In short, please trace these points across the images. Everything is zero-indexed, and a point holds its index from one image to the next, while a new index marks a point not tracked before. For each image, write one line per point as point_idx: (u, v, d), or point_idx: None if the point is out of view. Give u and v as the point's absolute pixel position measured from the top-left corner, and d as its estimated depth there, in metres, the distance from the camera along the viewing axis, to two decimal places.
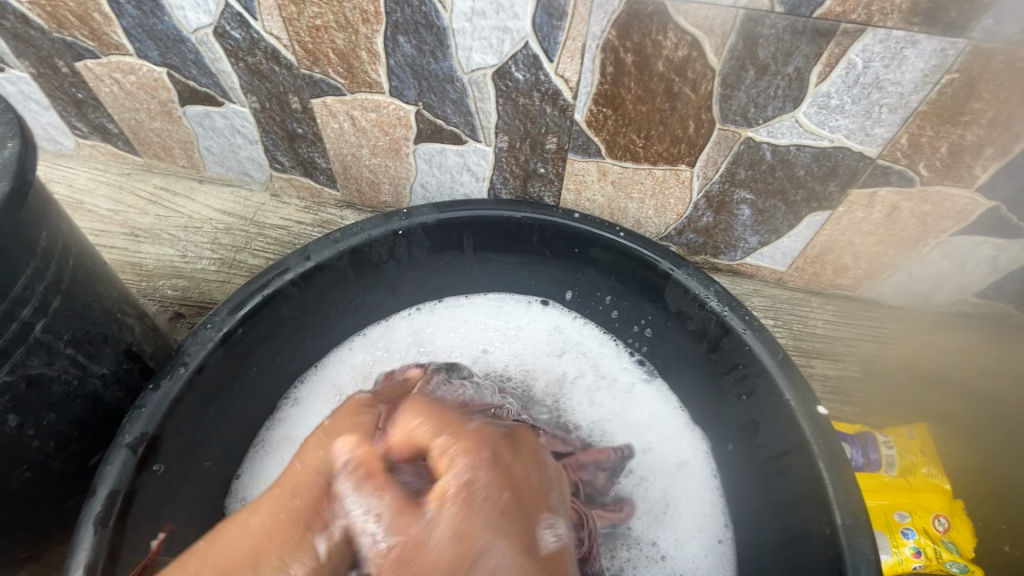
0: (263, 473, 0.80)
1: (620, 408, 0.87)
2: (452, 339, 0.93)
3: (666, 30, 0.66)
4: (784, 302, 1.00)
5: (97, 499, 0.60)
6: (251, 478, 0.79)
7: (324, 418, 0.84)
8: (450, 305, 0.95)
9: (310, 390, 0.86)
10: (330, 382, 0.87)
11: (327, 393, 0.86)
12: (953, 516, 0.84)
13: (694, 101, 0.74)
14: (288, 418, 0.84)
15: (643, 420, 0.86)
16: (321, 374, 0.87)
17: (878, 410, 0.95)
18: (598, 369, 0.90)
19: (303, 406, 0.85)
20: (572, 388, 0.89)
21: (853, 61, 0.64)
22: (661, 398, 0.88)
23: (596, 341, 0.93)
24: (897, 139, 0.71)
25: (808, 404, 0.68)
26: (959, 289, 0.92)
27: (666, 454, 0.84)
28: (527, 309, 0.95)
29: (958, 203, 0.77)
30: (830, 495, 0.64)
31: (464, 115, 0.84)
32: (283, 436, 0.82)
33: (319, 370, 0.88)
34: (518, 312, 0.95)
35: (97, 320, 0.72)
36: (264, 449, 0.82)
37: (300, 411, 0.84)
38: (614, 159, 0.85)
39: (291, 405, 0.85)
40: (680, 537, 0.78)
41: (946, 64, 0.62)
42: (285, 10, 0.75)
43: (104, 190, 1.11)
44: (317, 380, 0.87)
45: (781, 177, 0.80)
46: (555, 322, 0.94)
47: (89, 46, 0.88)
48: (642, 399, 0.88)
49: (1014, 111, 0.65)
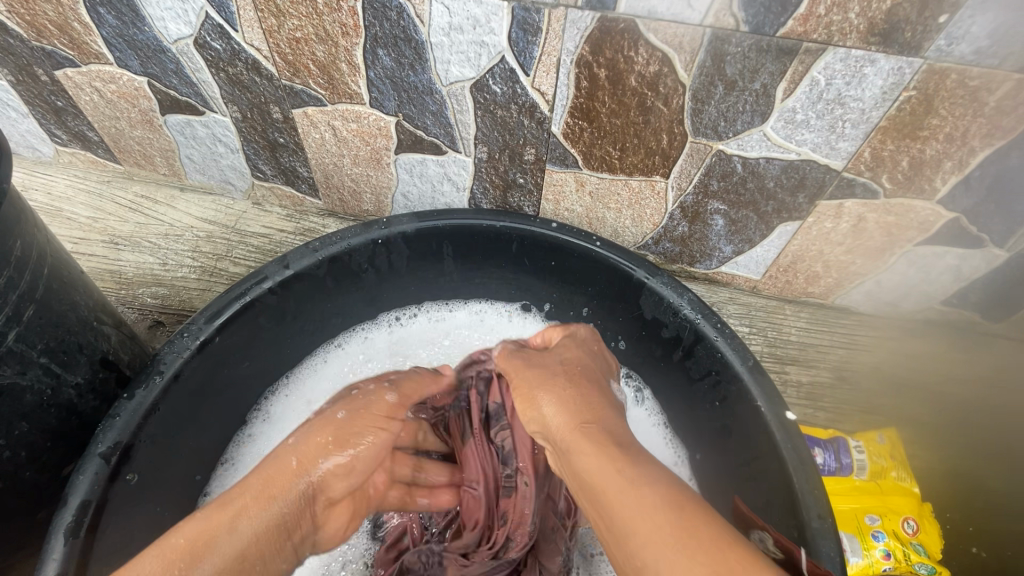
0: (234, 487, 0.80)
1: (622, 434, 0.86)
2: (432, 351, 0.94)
3: (637, 46, 0.68)
4: (759, 310, 1.03)
5: (69, 508, 0.60)
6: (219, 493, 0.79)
7: None
8: (435, 319, 0.96)
9: (287, 403, 0.86)
10: (304, 397, 0.87)
11: (302, 408, 0.86)
12: (921, 519, 0.85)
13: (667, 115, 0.76)
14: (257, 434, 0.83)
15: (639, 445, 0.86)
16: (295, 388, 0.87)
17: (851, 416, 0.96)
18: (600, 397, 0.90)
19: (274, 422, 0.84)
20: None
21: (816, 78, 0.67)
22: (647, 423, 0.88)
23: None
24: (861, 152, 0.74)
25: (778, 410, 0.70)
26: (925, 297, 0.95)
27: None
28: (509, 321, 0.96)
29: (921, 214, 0.80)
30: (798, 498, 0.65)
31: (444, 127, 0.85)
32: (256, 450, 0.82)
33: (292, 384, 0.87)
34: (501, 325, 0.96)
35: (72, 329, 0.72)
36: (231, 466, 0.81)
37: (275, 426, 0.84)
38: (591, 170, 0.87)
39: (261, 420, 0.84)
40: None
41: (903, 82, 0.65)
42: (266, 22, 0.76)
43: (84, 198, 1.11)
44: (289, 395, 0.87)
45: (752, 189, 0.83)
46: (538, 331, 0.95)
47: (69, 55, 0.89)
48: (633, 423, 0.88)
49: (970, 127, 0.68)
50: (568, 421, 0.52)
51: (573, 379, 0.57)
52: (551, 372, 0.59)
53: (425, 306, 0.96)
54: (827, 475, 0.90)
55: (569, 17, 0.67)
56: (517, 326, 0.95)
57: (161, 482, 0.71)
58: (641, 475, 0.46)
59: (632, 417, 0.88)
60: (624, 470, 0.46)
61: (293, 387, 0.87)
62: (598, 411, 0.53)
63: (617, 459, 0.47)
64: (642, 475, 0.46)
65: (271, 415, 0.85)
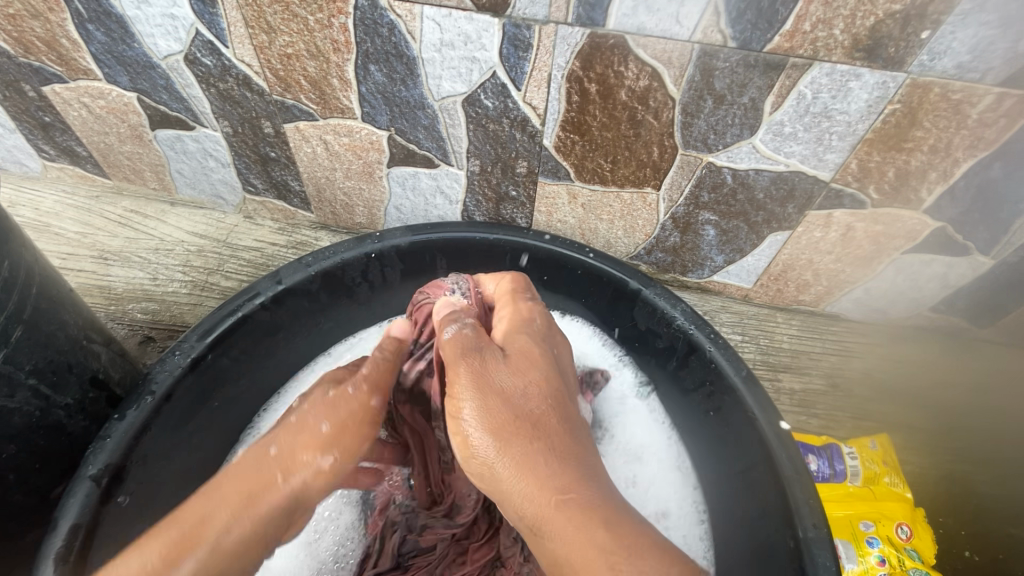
0: None
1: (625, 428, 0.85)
2: None
3: (627, 61, 0.69)
4: (751, 317, 1.04)
5: (59, 532, 0.59)
6: None
7: None
8: None
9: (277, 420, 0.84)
10: None
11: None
12: (914, 524, 0.85)
13: (657, 128, 0.76)
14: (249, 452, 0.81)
15: (638, 440, 0.85)
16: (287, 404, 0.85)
17: (843, 422, 0.97)
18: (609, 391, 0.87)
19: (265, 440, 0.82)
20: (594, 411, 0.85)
21: (803, 92, 0.68)
22: (648, 421, 0.86)
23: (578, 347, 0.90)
24: (848, 164, 0.75)
25: (772, 420, 0.70)
26: (913, 304, 0.96)
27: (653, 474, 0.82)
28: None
29: (908, 223, 0.81)
30: (793, 508, 0.65)
31: (436, 140, 0.86)
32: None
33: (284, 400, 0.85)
34: None
35: (61, 349, 0.71)
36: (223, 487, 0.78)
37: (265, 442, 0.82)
38: (584, 182, 0.87)
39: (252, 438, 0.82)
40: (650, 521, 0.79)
41: (888, 96, 0.66)
42: (257, 38, 0.76)
43: (72, 213, 1.09)
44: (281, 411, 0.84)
45: (742, 200, 0.84)
46: None
47: (57, 71, 0.88)
48: (633, 416, 0.86)
49: (953, 139, 0.69)
50: (539, 491, 0.50)
51: (539, 424, 0.53)
52: (518, 415, 0.53)
53: None
54: (821, 481, 0.91)
55: (559, 33, 0.68)
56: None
57: (152, 503, 0.70)
58: (638, 571, 0.47)
59: (635, 411, 0.86)
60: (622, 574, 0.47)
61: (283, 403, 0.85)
62: (575, 477, 0.51)
63: (613, 557, 0.47)
64: (635, 570, 0.47)
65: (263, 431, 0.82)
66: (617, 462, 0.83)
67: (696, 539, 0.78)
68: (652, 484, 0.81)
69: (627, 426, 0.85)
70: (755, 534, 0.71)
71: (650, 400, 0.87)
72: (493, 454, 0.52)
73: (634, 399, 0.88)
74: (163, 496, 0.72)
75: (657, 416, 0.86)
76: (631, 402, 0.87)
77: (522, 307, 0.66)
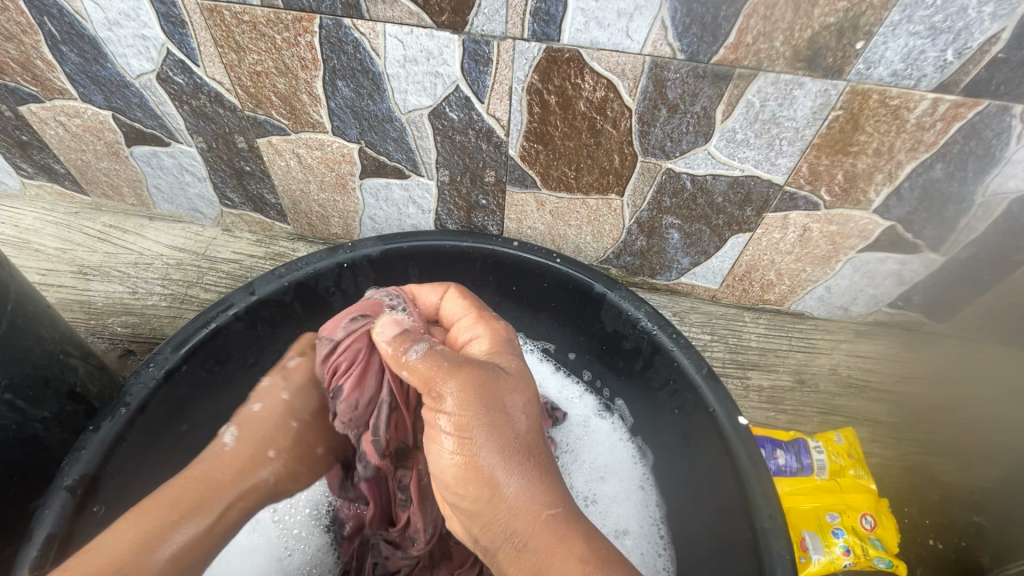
0: None
1: (587, 449, 0.90)
2: None
3: (583, 74, 0.72)
4: (719, 318, 1.07)
5: (35, 542, 0.60)
6: None
7: None
8: None
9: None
10: None
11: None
12: (879, 514, 0.88)
13: (616, 137, 0.79)
14: None
15: (601, 457, 0.89)
16: None
17: (811, 418, 1.00)
18: (570, 416, 0.93)
19: None
20: (558, 434, 0.90)
21: (751, 100, 0.71)
22: (612, 438, 0.91)
23: (540, 378, 0.96)
24: (799, 167, 0.78)
25: (731, 415, 0.73)
26: (873, 301, 1.00)
27: (618, 485, 0.87)
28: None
29: (860, 223, 0.85)
30: (751, 501, 0.68)
31: (405, 152, 0.88)
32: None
33: None
34: None
35: (37, 364, 0.72)
36: None
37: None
38: (550, 190, 0.90)
39: None
40: (618, 531, 0.83)
41: (831, 102, 0.69)
42: (226, 57, 0.78)
43: (51, 229, 1.11)
44: None
45: (702, 204, 0.87)
46: None
47: (32, 91, 0.90)
48: (597, 434, 0.91)
49: (895, 142, 0.72)
50: (528, 506, 0.49)
51: (532, 446, 0.51)
52: (515, 433, 0.51)
53: None
54: (790, 475, 0.92)
55: (516, 48, 0.70)
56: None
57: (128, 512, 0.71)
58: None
59: (598, 431, 0.91)
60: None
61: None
62: (558, 491, 0.51)
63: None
64: None
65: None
66: (578, 478, 0.87)
67: (654, 556, 0.81)
68: (613, 502, 0.85)
69: (591, 446, 0.90)
70: (718, 527, 0.73)
71: (611, 417, 0.92)
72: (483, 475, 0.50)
73: (596, 419, 0.93)
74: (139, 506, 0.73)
75: (619, 434, 0.91)
76: (594, 423, 0.92)
77: (494, 328, 0.61)
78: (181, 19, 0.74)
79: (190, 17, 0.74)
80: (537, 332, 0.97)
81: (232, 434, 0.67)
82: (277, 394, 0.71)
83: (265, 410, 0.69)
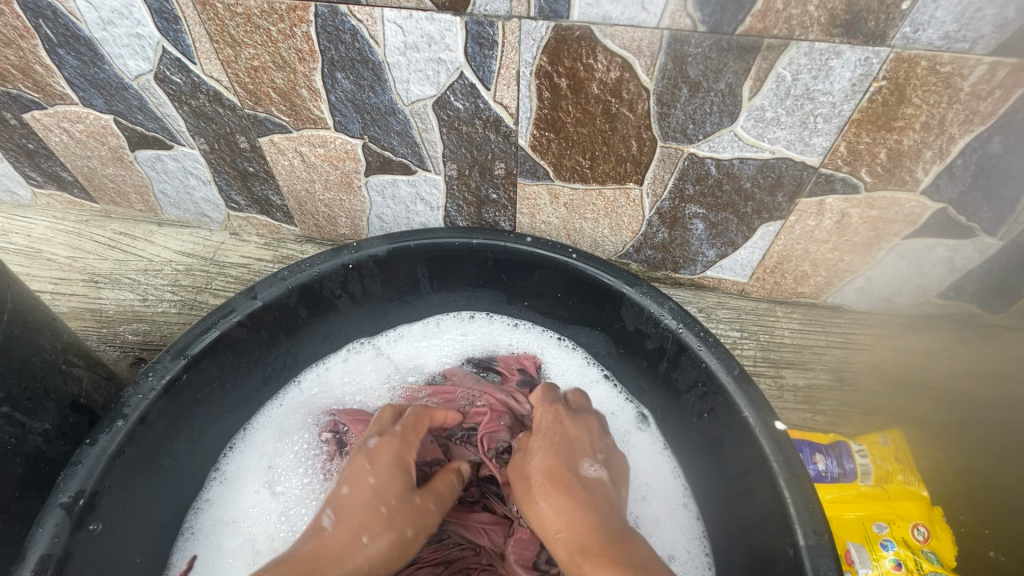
0: (194, 565, 0.74)
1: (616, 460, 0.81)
2: (423, 359, 0.91)
3: (595, 53, 0.67)
4: (749, 313, 1.00)
5: (28, 564, 0.58)
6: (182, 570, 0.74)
7: (256, 496, 0.78)
8: (429, 330, 0.94)
9: (242, 461, 0.81)
10: (259, 453, 0.82)
11: (258, 466, 0.81)
12: (932, 524, 0.80)
13: (633, 121, 0.74)
14: (216, 496, 0.79)
15: (636, 472, 0.80)
16: (251, 442, 0.83)
17: (852, 419, 0.92)
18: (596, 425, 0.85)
19: (230, 481, 0.80)
20: None
21: (782, 74, 0.64)
22: (648, 451, 0.82)
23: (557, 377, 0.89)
24: (836, 147, 0.71)
25: (767, 420, 0.67)
26: (920, 291, 0.92)
27: (662, 500, 0.78)
28: (510, 331, 0.93)
29: (906, 206, 0.77)
30: (791, 514, 0.61)
31: (411, 146, 0.84)
32: (214, 515, 0.77)
33: (250, 433, 0.83)
34: (496, 334, 0.93)
35: (37, 375, 0.69)
36: (193, 536, 0.76)
37: (230, 486, 0.79)
38: (564, 181, 0.85)
39: (218, 482, 0.80)
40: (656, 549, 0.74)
41: (872, 72, 0.63)
42: (222, 53, 0.75)
43: (62, 238, 1.10)
44: (246, 448, 0.82)
45: (728, 191, 0.81)
46: (533, 342, 0.92)
47: (35, 98, 0.89)
48: (633, 448, 0.82)
49: (946, 114, 0.65)
50: (548, 488, 0.63)
51: (558, 453, 0.66)
52: (559, 451, 0.67)
53: (413, 324, 0.94)
54: (831, 482, 0.86)
55: (523, 28, 0.66)
56: (521, 337, 0.93)
57: (129, 528, 0.69)
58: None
59: (634, 442, 0.83)
60: (602, 567, 0.53)
61: (249, 439, 0.83)
62: (574, 484, 0.63)
63: (607, 552, 0.55)
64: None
65: (229, 473, 0.80)
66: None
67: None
68: (655, 525, 0.76)
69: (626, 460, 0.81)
70: (755, 540, 0.67)
71: (648, 428, 0.84)
72: (542, 487, 0.63)
73: (635, 433, 0.84)
74: (141, 522, 0.70)
75: (659, 448, 0.82)
76: (634, 437, 0.83)
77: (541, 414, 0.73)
78: (174, 15, 0.72)
79: (183, 12, 0.71)
80: (566, 337, 0.92)
81: (330, 515, 0.61)
82: (364, 476, 0.64)
83: (350, 493, 0.63)
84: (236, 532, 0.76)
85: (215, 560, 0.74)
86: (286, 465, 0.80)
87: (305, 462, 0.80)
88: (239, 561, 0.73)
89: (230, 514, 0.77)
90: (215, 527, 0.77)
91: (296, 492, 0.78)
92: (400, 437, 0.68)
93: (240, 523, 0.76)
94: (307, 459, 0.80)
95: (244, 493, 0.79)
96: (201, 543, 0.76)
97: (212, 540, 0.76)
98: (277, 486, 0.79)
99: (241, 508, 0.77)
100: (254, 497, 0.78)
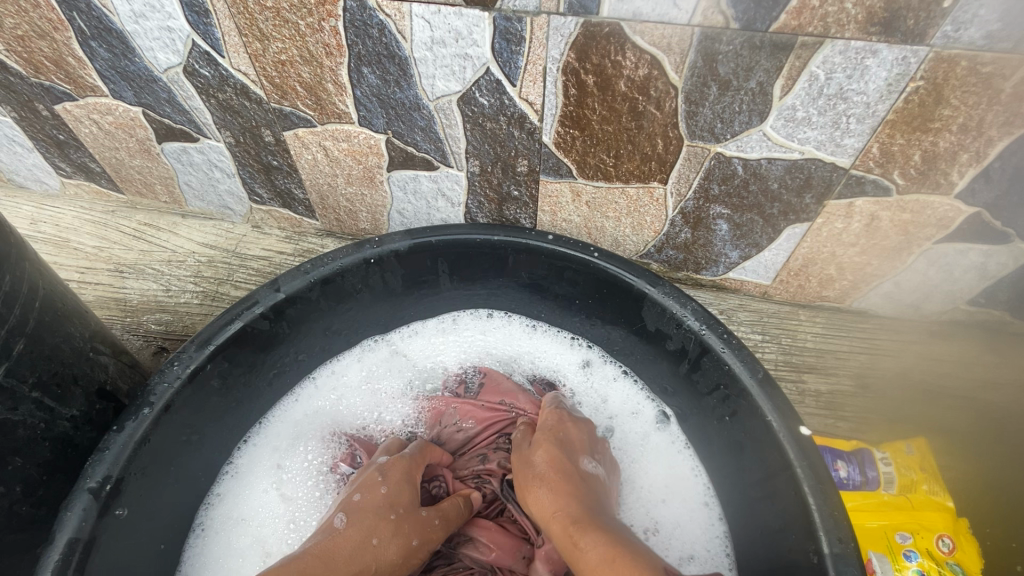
0: (205, 561, 0.75)
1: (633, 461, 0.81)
2: (439, 358, 0.92)
3: (624, 50, 0.66)
4: (771, 316, 0.98)
5: (57, 545, 0.59)
6: (191, 565, 0.75)
7: (268, 496, 0.79)
8: (445, 328, 0.94)
9: (253, 455, 0.82)
10: (272, 450, 0.83)
11: (269, 465, 0.81)
12: (958, 536, 0.79)
13: (660, 119, 0.73)
14: (227, 493, 0.79)
15: (656, 473, 0.80)
16: (265, 438, 0.83)
17: (878, 427, 0.90)
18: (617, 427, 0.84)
19: (243, 478, 0.80)
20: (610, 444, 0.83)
21: (815, 73, 0.63)
22: (667, 453, 0.82)
23: (571, 377, 0.89)
24: (869, 148, 0.70)
25: (791, 424, 0.65)
26: (950, 297, 0.90)
27: (681, 499, 0.78)
28: (528, 334, 0.93)
29: (938, 210, 0.75)
30: (816, 520, 0.61)
31: (434, 142, 0.84)
32: (224, 511, 0.78)
33: (263, 431, 0.84)
34: (513, 337, 0.93)
35: (66, 361, 0.71)
36: (203, 532, 0.77)
37: (242, 482, 0.80)
38: (586, 179, 0.84)
39: (230, 477, 0.80)
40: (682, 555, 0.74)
41: (910, 72, 0.61)
42: (251, 47, 0.76)
43: (90, 228, 1.12)
44: (260, 446, 0.83)
45: (755, 192, 0.79)
46: (549, 343, 0.92)
47: (66, 89, 0.90)
48: (654, 449, 0.82)
49: (985, 115, 0.63)
50: (553, 469, 0.66)
51: (564, 443, 0.70)
52: (564, 443, 0.70)
53: (428, 321, 0.94)
54: (853, 490, 0.84)
55: (551, 24, 0.65)
56: (537, 342, 0.92)
57: (153, 513, 0.70)
58: (596, 540, 0.58)
59: (657, 446, 0.82)
60: (592, 534, 0.58)
61: (263, 435, 0.84)
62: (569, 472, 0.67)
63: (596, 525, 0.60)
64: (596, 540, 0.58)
65: (240, 468, 0.81)
66: (635, 498, 0.78)
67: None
68: (675, 527, 0.76)
69: (647, 461, 0.81)
70: (777, 546, 0.66)
71: (669, 431, 0.83)
72: (550, 471, 0.66)
73: (655, 434, 0.83)
74: (164, 508, 0.72)
75: (679, 447, 0.82)
76: (653, 437, 0.83)
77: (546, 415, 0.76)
78: (204, 8, 0.72)
79: (214, 6, 0.72)
80: (580, 338, 0.91)
81: (342, 517, 0.64)
82: (376, 487, 0.67)
83: (364, 499, 0.66)
84: (247, 529, 0.77)
85: (223, 558, 0.75)
86: (297, 468, 0.81)
87: (316, 467, 0.81)
88: (247, 562, 0.74)
89: (240, 511, 0.78)
90: (225, 523, 0.77)
91: (308, 498, 0.79)
92: (410, 458, 0.72)
93: (249, 522, 0.77)
94: (324, 456, 0.82)
95: (255, 491, 0.79)
96: (210, 540, 0.76)
97: (221, 538, 0.76)
98: (287, 490, 0.80)
99: (252, 506, 0.78)
100: (263, 496, 0.79)
